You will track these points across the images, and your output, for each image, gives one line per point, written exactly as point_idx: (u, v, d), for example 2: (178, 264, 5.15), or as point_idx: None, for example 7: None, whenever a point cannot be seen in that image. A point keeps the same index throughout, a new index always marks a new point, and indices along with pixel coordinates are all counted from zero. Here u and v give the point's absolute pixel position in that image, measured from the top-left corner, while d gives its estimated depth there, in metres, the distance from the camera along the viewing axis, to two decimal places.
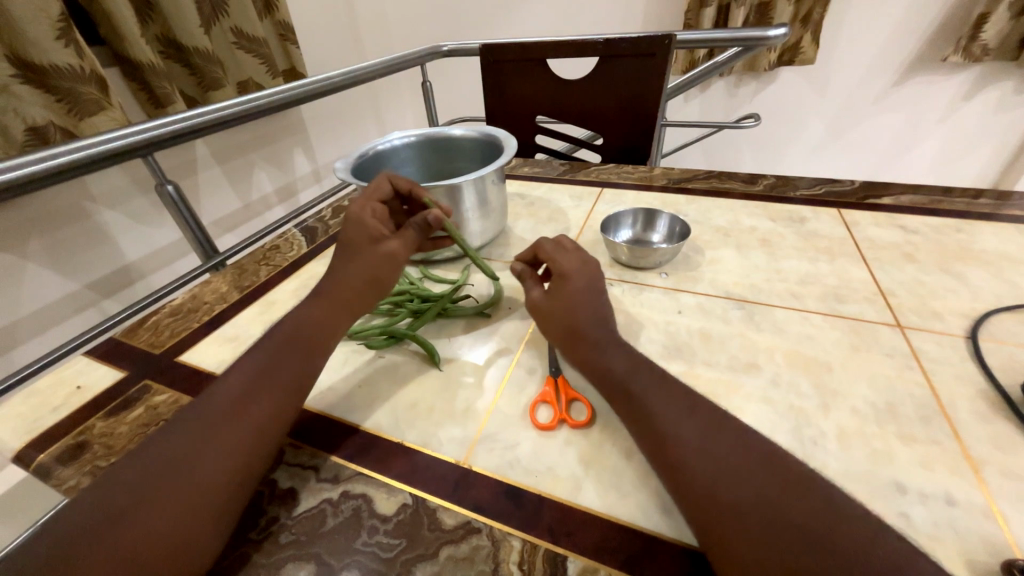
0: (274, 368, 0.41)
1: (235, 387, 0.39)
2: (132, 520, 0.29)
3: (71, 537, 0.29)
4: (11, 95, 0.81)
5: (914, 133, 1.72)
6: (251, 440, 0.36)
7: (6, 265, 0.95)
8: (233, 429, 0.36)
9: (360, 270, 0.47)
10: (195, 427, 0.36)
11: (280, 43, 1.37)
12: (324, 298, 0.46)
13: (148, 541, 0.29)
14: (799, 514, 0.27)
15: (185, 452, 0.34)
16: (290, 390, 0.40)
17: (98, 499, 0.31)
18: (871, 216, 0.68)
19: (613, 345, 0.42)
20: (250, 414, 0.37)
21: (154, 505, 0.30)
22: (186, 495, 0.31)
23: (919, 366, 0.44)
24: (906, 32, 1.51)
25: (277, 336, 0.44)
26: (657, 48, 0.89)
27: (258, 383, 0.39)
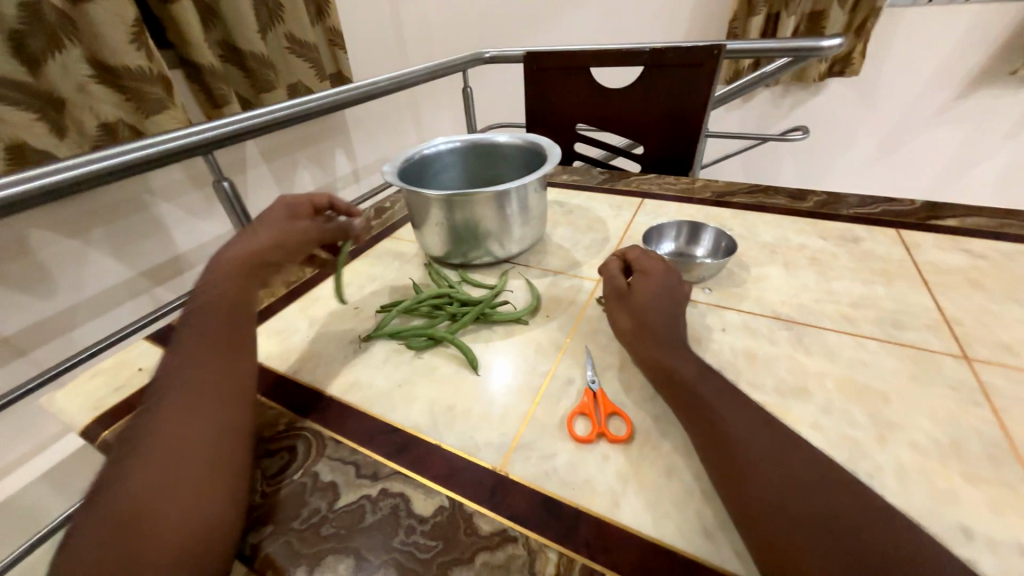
0: (214, 341, 0.42)
1: (194, 369, 0.39)
2: (156, 507, 0.30)
3: (94, 544, 0.28)
4: (88, 94, 0.89)
5: (979, 149, 1.62)
6: (224, 408, 0.38)
7: (73, 250, 1.02)
8: (209, 404, 0.37)
9: (272, 231, 0.52)
10: (167, 414, 0.36)
11: (329, 48, 1.42)
12: (231, 259, 0.48)
13: (182, 516, 0.31)
14: (868, 557, 0.26)
15: (169, 437, 0.34)
16: (232, 356, 0.42)
17: (99, 507, 0.30)
18: (934, 239, 0.65)
19: (681, 352, 0.43)
20: (218, 388, 0.39)
21: (169, 488, 0.31)
22: (194, 470, 0.33)
23: (988, 402, 0.41)
24: (972, 43, 1.43)
25: (202, 312, 0.44)
26: (705, 59, 0.87)
27: (213, 359, 0.41)
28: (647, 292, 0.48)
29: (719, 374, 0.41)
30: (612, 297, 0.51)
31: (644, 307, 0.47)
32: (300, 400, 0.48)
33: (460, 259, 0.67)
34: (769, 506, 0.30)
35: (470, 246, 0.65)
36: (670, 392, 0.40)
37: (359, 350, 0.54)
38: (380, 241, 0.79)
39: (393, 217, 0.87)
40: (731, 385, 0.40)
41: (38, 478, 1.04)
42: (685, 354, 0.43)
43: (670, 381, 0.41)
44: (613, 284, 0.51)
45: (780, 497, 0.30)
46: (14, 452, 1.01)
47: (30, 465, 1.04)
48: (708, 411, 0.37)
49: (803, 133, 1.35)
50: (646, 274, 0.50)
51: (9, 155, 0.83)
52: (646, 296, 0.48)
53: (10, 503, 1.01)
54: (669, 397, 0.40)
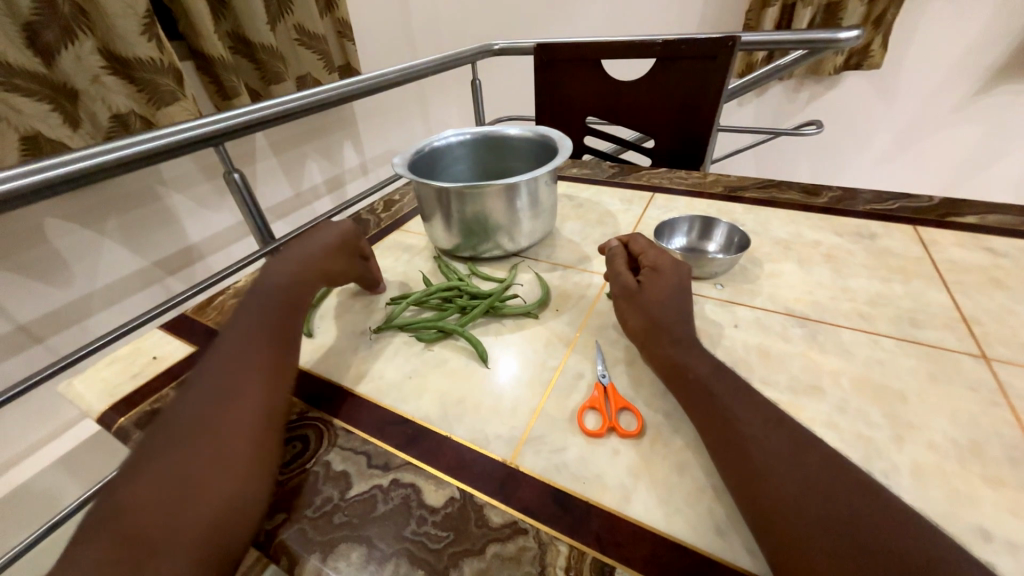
0: (266, 328, 0.44)
1: (239, 353, 0.41)
2: (190, 488, 0.31)
3: (124, 517, 0.29)
4: (102, 85, 0.89)
5: (998, 145, 1.58)
6: (269, 392, 0.39)
7: (86, 240, 1.04)
8: (252, 388, 0.39)
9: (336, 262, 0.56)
10: (209, 395, 0.37)
11: (338, 40, 1.42)
12: (303, 267, 0.51)
13: (214, 498, 0.32)
14: (885, 556, 0.26)
15: (209, 419, 0.35)
16: (284, 343, 0.44)
17: (132, 481, 0.31)
18: (952, 236, 0.63)
19: (696, 350, 0.43)
20: (264, 372, 0.40)
21: (203, 469, 0.32)
22: (231, 452, 0.34)
23: (1007, 403, 0.40)
24: (993, 36, 1.39)
25: (255, 304, 0.46)
26: (720, 51, 0.85)
27: (262, 344, 0.42)
28: (660, 287, 0.48)
29: (733, 372, 0.41)
30: (648, 273, 0.50)
31: (658, 302, 0.47)
32: (312, 390, 0.49)
33: (470, 252, 0.67)
34: (783, 505, 0.29)
35: (479, 239, 0.65)
36: (681, 390, 0.40)
37: (370, 342, 0.54)
38: (390, 234, 0.79)
39: (402, 209, 0.87)
40: (745, 383, 0.40)
41: (53, 463, 1.06)
42: (699, 351, 0.42)
43: (684, 378, 0.40)
44: (650, 262, 0.51)
45: (796, 494, 0.30)
46: (30, 439, 1.03)
47: (44, 451, 1.05)
48: (720, 409, 0.36)
49: (817, 128, 1.32)
50: (672, 265, 0.50)
51: (24, 145, 0.84)
52: (660, 291, 0.48)
53: (26, 488, 1.03)
54: (680, 394, 0.40)
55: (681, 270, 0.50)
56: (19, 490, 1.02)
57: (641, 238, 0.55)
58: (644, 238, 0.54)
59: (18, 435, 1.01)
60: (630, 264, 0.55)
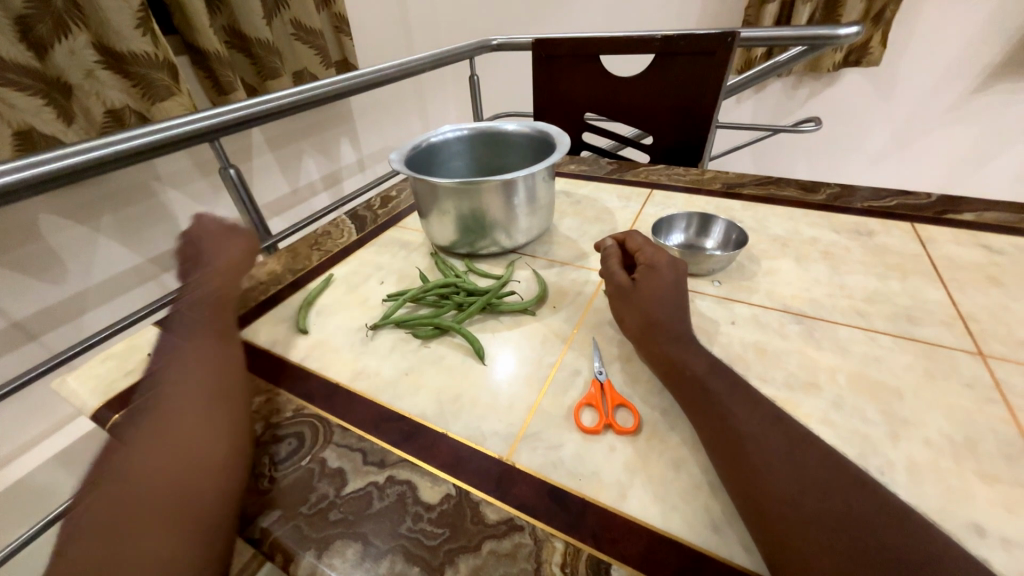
0: (210, 344, 0.48)
1: (190, 369, 0.45)
2: (155, 485, 0.34)
3: (100, 520, 0.32)
4: (95, 80, 0.88)
5: (995, 143, 1.58)
6: (220, 397, 0.43)
7: (81, 236, 1.03)
8: (203, 395, 0.42)
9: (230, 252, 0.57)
10: (167, 409, 0.41)
11: (335, 35, 1.40)
12: (215, 273, 0.55)
13: (180, 490, 0.34)
14: (882, 553, 0.26)
15: (163, 447, 0.37)
16: (230, 354, 0.48)
17: (107, 488, 0.34)
18: (950, 233, 0.63)
19: (693, 347, 0.43)
20: (213, 380, 0.44)
21: (169, 467, 0.36)
22: (196, 451, 0.37)
23: (1002, 399, 0.40)
24: (992, 33, 1.39)
25: (189, 337, 0.49)
26: (719, 46, 0.85)
27: (211, 358, 0.46)
28: (658, 285, 0.48)
29: (729, 369, 0.41)
30: (644, 269, 0.50)
31: (655, 299, 0.46)
32: (308, 386, 0.48)
33: (467, 249, 0.67)
34: (779, 503, 0.29)
35: (477, 236, 0.64)
36: (678, 386, 0.40)
37: (366, 339, 0.54)
38: (387, 230, 0.78)
39: (399, 205, 0.86)
40: (742, 380, 0.40)
41: (50, 460, 1.05)
42: (697, 348, 0.42)
43: (681, 374, 0.40)
44: (648, 259, 0.51)
45: (792, 491, 0.30)
46: (26, 435, 1.03)
47: (41, 448, 1.05)
48: (717, 406, 0.36)
49: (815, 125, 1.32)
50: (668, 262, 0.50)
51: (18, 140, 0.83)
52: (658, 289, 0.47)
53: (23, 485, 1.03)
54: (677, 391, 0.40)
55: (677, 267, 0.50)
56: (16, 486, 1.02)
57: (637, 234, 0.55)
58: (640, 236, 0.54)
59: (14, 431, 1.01)
60: (626, 261, 0.55)
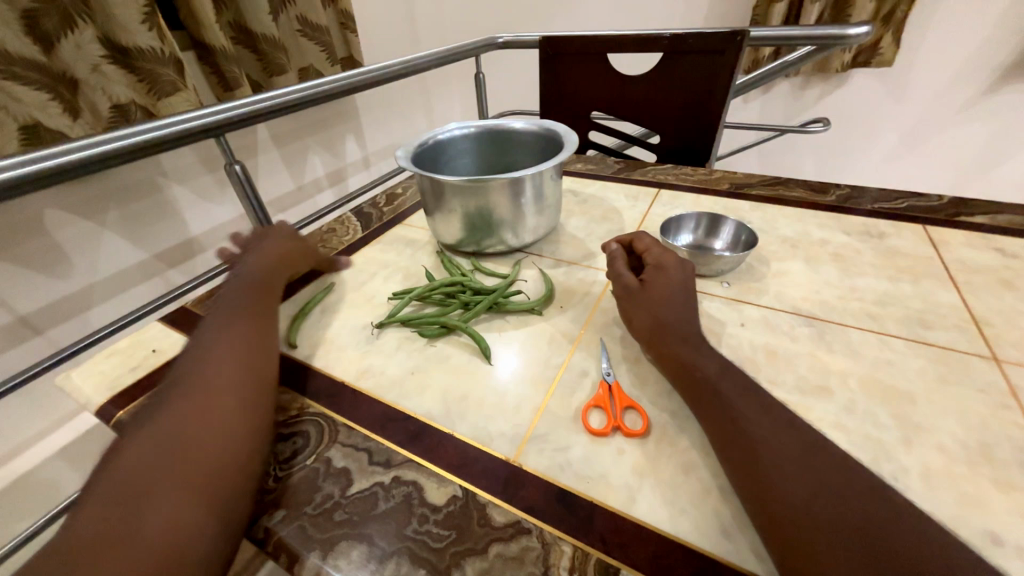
0: (242, 317, 0.46)
1: (220, 340, 0.42)
2: (179, 466, 0.32)
3: (113, 498, 0.29)
4: (101, 74, 0.88)
5: (1006, 145, 1.57)
6: (256, 386, 0.40)
7: (86, 231, 1.03)
8: (236, 373, 0.40)
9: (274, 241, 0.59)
10: (193, 379, 0.38)
11: (340, 31, 1.40)
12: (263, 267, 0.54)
13: (204, 477, 0.32)
14: (901, 564, 0.25)
15: (207, 399, 0.36)
16: (267, 336, 0.46)
17: (122, 461, 0.31)
18: (963, 236, 0.62)
19: (703, 349, 0.42)
20: (246, 357, 0.42)
21: (193, 448, 0.33)
22: (223, 435, 0.35)
23: (1018, 405, 0.40)
24: (1003, 34, 1.37)
25: (234, 300, 0.48)
26: (728, 45, 0.84)
27: (244, 332, 0.44)
28: (666, 286, 0.47)
29: (740, 372, 0.40)
30: (653, 269, 0.49)
31: (664, 300, 0.46)
32: (313, 384, 0.48)
33: (473, 247, 0.66)
34: (793, 512, 0.29)
35: (483, 234, 0.64)
36: (687, 389, 0.40)
37: (371, 337, 0.54)
38: (392, 228, 0.78)
39: (405, 203, 0.86)
40: (754, 383, 0.39)
41: (54, 455, 1.05)
42: (706, 351, 0.42)
43: (690, 378, 0.40)
44: (656, 259, 0.50)
45: (805, 499, 0.29)
46: (30, 429, 1.03)
47: (45, 443, 1.05)
48: (727, 411, 0.36)
49: (824, 125, 1.31)
50: (676, 263, 0.49)
51: (24, 134, 0.83)
52: (666, 290, 0.47)
53: (27, 479, 1.03)
54: (686, 395, 0.40)
55: (684, 268, 0.49)
56: (21, 480, 1.02)
57: (643, 234, 0.54)
58: (648, 237, 0.54)
59: (19, 425, 1.01)
60: (631, 262, 0.55)
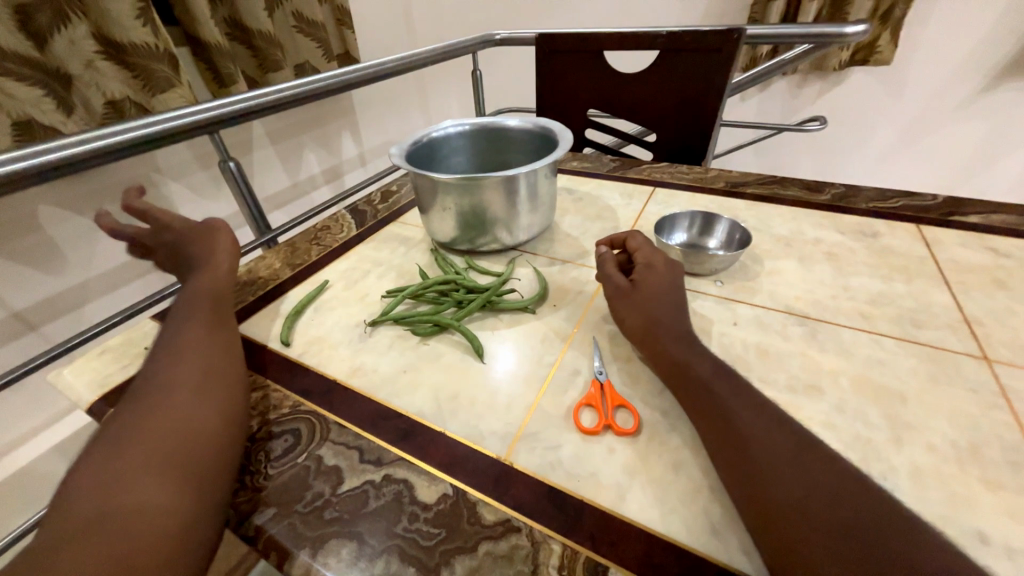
0: (204, 318, 0.47)
1: (181, 342, 0.43)
2: (150, 453, 0.33)
3: (84, 507, 0.29)
4: (95, 70, 0.87)
5: (1002, 145, 1.57)
6: (224, 394, 0.40)
7: (81, 228, 1.02)
8: (200, 370, 0.41)
9: (227, 232, 0.59)
10: (157, 381, 0.39)
11: (337, 27, 1.39)
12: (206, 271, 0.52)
13: (177, 462, 0.33)
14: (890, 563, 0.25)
15: (175, 408, 0.37)
16: (229, 345, 0.46)
17: (98, 450, 0.33)
18: (956, 235, 0.63)
19: (694, 348, 0.42)
20: (208, 354, 0.43)
21: (162, 437, 0.34)
22: (191, 424, 0.36)
23: (1008, 405, 0.40)
24: (1001, 33, 1.38)
25: (194, 310, 0.47)
26: (725, 43, 0.84)
27: (206, 331, 0.45)
28: (657, 285, 0.47)
29: (732, 371, 0.40)
30: (643, 268, 0.49)
31: (655, 300, 0.46)
32: (305, 382, 0.48)
33: (467, 246, 0.66)
34: (783, 511, 0.29)
35: (477, 232, 0.64)
36: (679, 389, 0.40)
37: (364, 335, 0.54)
38: (387, 225, 0.78)
39: (400, 201, 0.86)
40: (744, 382, 0.39)
41: (49, 451, 1.05)
42: (698, 350, 0.42)
43: (681, 377, 0.40)
44: (647, 258, 0.50)
45: (794, 498, 0.29)
46: (24, 426, 1.02)
47: (41, 439, 1.05)
48: (717, 410, 0.36)
49: (820, 123, 1.31)
50: (666, 262, 0.49)
51: (17, 130, 0.83)
52: (657, 290, 0.47)
53: (23, 476, 1.02)
54: (677, 394, 0.40)
55: (673, 267, 0.49)
56: (16, 476, 1.02)
57: (634, 233, 0.54)
58: (641, 236, 0.53)
59: (14, 422, 1.00)
60: (623, 262, 0.54)
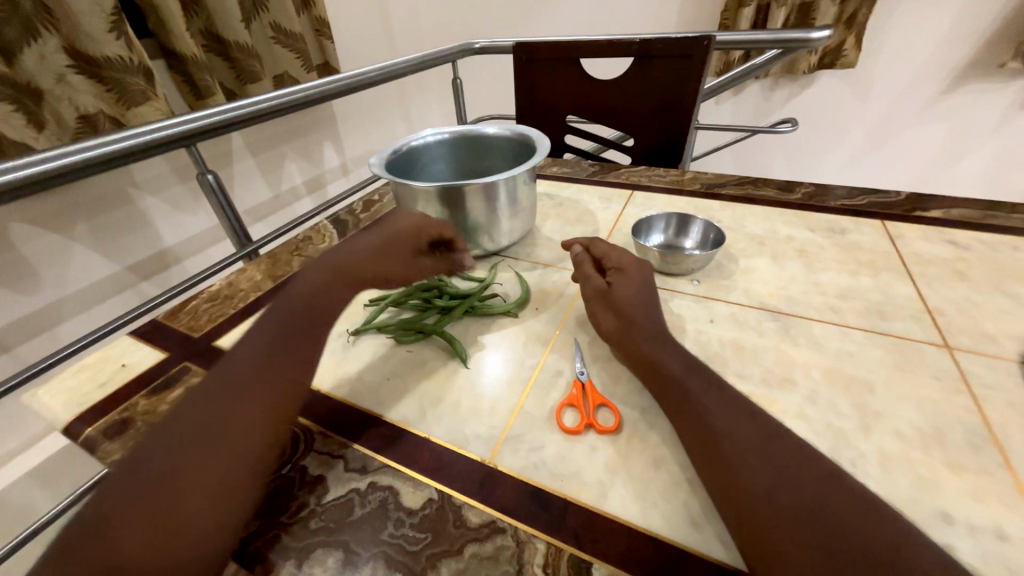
0: (289, 330, 0.43)
1: (251, 357, 0.40)
2: (161, 501, 0.30)
3: (98, 528, 0.29)
4: (66, 84, 0.86)
5: (963, 143, 1.64)
6: (271, 415, 0.37)
7: (54, 245, 1.00)
8: (250, 399, 0.37)
9: (428, 262, 0.56)
10: (214, 388, 0.38)
11: (316, 38, 1.39)
12: (337, 270, 0.48)
13: (182, 518, 0.30)
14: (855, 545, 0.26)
15: (214, 428, 0.35)
16: (299, 354, 0.42)
17: (140, 463, 0.33)
18: (919, 230, 0.65)
19: (667, 346, 0.43)
20: (267, 379, 0.39)
21: (179, 481, 0.32)
22: (215, 469, 0.33)
23: (968, 391, 0.42)
24: (958, 36, 1.44)
25: (281, 310, 0.45)
26: (695, 50, 0.87)
27: (277, 348, 0.42)
28: (628, 287, 0.49)
29: (705, 367, 0.41)
30: (614, 271, 0.51)
31: (628, 300, 0.47)
32: None
33: None
34: (755, 500, 0.30)
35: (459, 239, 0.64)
36: (654, 386, 0.41)
37: (346, 344, 0.54)
38: None
39: (382, 209, 0.86)
40: (717, 377, 0.40)
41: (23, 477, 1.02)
42: (670, 347, 0.43)
43: (657, 376, 0.41)
44: (616, 262, 0.52)
45: (764, 486, 0.30)
46: None
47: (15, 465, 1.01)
48: (690, 405, 0.37)
49: (792, 125, 1.35)
50: (636, 265, 0.51)
51: None
52: (629, 291, 0.48)
53: None
54: (652, 391, 0.41)
55: (643, 270, 0.51)
56: None
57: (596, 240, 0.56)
58: (607, 240, 0.55)
59: None
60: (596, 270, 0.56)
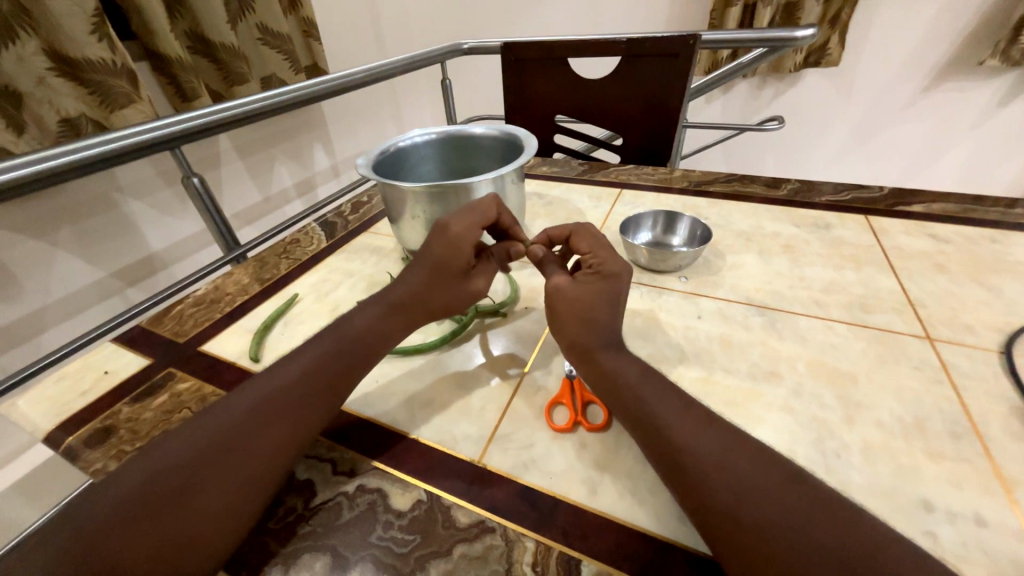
0: (335, 352, 0.43)
1: (292, 373, 0.40)
2: (172, 504, 0.30)
3: (107, 507, 0.30)
4: (47, 87, 0.84)
5: (945, 139, 1.67)
6: (291, 438, 0.36)
7: (36, 251, 0.98)
8: (281, 415, 0.37)
9: (482, 280, 0.50)
10: (248, 391, 0.38)
11: (303, 39, 1.38)
12: (396, 302, 0.47)
13: (181, 521, 0.30)
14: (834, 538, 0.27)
15: (237, 436, 0.35)
16: (337, 381, 0.41)
17: (164, 450, 0.34)
18: (901, 224, 0.66)
19: (622, 353, 0.41)
20: (301, 401, 0.38)
21: (193, 489, 0.32)
22: (226, 480, 0.32)
23: (949, 381, 0.42)
24: (940, 34, 1.46)
25: (334, 332, 0.44)
26: (681, 49, 0.87)
27: (319, 369, 0.41)
28: (587, 295, 0.43)
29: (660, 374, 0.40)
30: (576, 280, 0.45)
31: (587, 310, 0.42)
32: None
33: None
34: (726, 500, 0.30)
35: None
36: (611, 397, 0.39)
37: None
38: (358, 236, 0.77)
39: (371, 211, 0.85)
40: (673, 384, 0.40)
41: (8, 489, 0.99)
42: (626, 355, 0.41)
43: (615, 384, 0.39)
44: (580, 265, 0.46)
45: (744, 480, 0.30)
46: None
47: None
48: (652, 411, 0.36)
49: (778, 123, 1.37)
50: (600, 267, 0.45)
51: None
52: (588, 298, 0.43)
53: None
54: (611, 402, 0.39)
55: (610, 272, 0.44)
56: None
57: (575, 231, 0.48)
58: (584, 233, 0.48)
59: None
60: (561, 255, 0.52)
